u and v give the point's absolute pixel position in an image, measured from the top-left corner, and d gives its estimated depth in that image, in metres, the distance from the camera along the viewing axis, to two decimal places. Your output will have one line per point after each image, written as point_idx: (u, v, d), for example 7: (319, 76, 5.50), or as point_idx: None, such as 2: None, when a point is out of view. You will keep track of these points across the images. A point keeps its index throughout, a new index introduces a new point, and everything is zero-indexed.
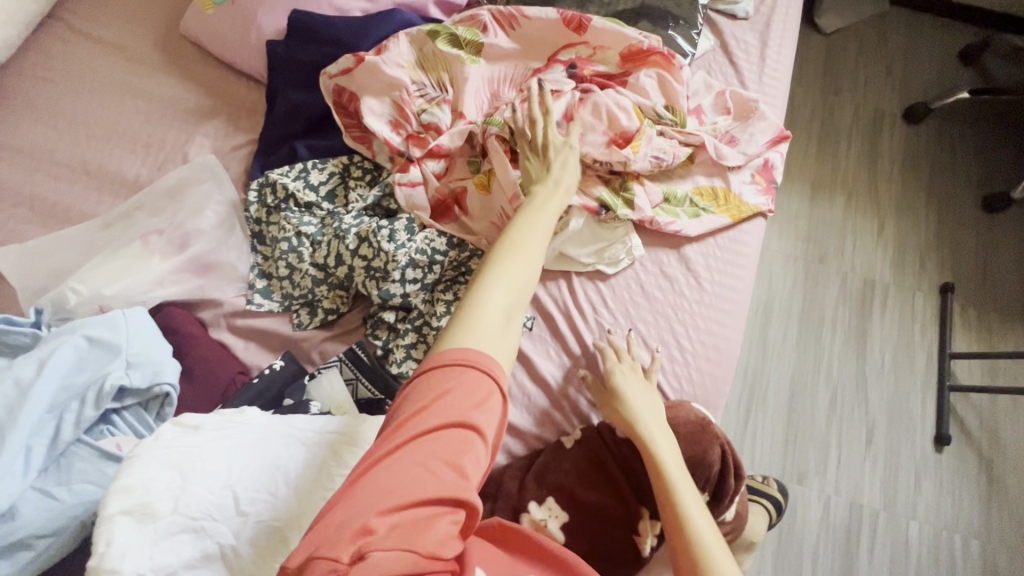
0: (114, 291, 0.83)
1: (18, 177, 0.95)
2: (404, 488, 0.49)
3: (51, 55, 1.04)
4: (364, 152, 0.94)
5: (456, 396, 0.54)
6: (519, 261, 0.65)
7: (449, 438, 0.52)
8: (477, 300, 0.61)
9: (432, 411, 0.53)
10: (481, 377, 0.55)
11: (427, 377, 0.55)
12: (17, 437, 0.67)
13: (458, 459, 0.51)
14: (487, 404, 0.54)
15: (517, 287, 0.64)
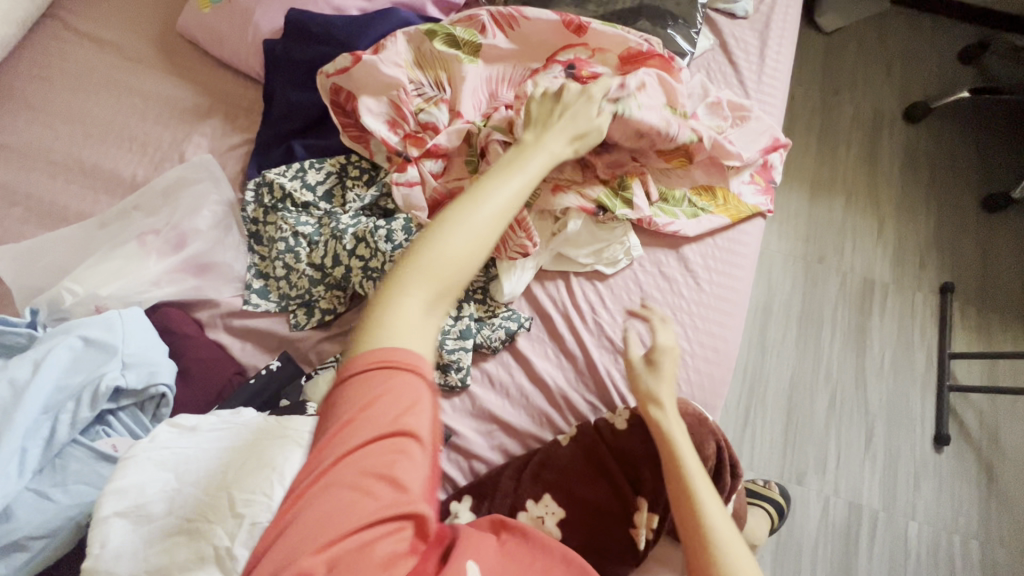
0: (110, 291, 0.83)
1: (14, 176, 0.94)
2: (339, 515, 0.49)
3: (47, 53, 1.04)
4: (361, 152, 0.93)
5: (382, 407, 0.52)
6: (457, 236, 0.58)
7: (381, 451, 0.51)
8: (399, 287, 0.56)
9: (358, 428, 0.51)
10: (410, 381, 0.53)
11: (347, 389, 0.53)
12: (13, 438, 0.67)
13: (392, 473, 0.51)
14: (415, 406, 0.53)
15: (447, 267, 0.57)
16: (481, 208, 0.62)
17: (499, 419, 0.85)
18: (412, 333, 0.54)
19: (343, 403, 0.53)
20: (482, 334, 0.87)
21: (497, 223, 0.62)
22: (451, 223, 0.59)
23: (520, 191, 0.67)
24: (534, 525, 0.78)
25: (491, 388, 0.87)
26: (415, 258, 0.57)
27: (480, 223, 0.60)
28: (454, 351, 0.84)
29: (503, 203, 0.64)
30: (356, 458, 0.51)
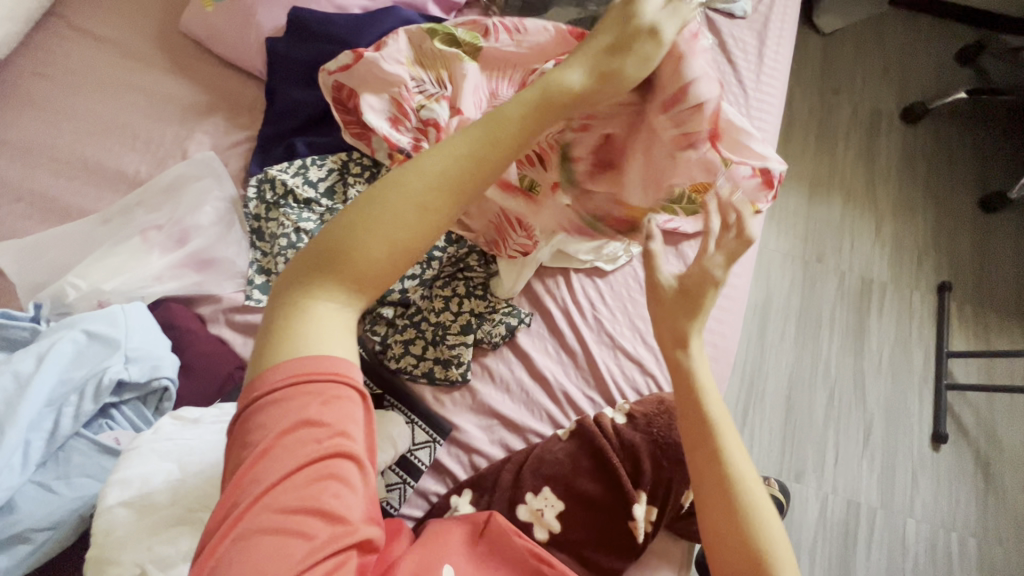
0: (113, 286, 0.84)
1: (17, 172, 0.95)
2: (268, 556, 0.44)
3: (50, 51, 1.05)
4: (363, 149, 0.94)
5: (299, 435, 0.46)
6: (374, 225, 0.48)
7: (305, 483, 0.46)
8: (308, 289, 0.48)
9: (274, 461, 0.45)
10: (330, 401, 0.47)
11: (262, 413, 0.46)
12: (16, 431, 0.67)
13: (323, 503, 0.46)
14: (344, 425, 0.47)
15: (362, 265, 0.48)
16: (410, 187, 0.49)
17: (500, 414, 0.85)
18: (327, 343, 0.48)
19: (252, 432, 0.46)
20: (482, 330, 0.87)
21: (433, 207, 0.49)
22: (370, 207, 0.49)
23: (477, 161, 0.51)
24: (534, 519, 0.78)
25: (491, 382, 0.87)
26: (325, 251, 0.49)
27: (408, 208, 0.49)
28: (455, 347, 0.85)
29: (443, 180, 0.50)
30: (275, 494, 0.45)
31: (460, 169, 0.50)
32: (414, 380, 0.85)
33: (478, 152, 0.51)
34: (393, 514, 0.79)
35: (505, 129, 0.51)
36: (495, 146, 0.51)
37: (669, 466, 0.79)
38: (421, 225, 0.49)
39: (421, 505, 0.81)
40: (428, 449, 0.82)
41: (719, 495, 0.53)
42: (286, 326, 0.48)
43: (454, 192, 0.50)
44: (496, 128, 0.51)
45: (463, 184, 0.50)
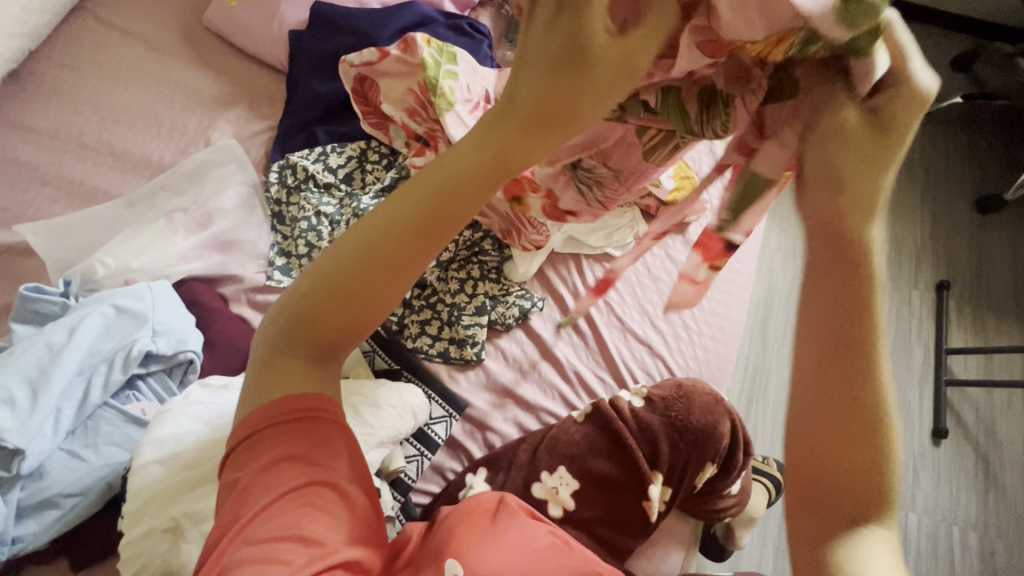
0: (140, 265, 0.87)
1: (45, 157, 0.98)
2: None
3: (79, 44, 1.08)
4: (382, 138, 0.98)
5: (277, 471, 0.46)
6: (322, 308, 0.46)
7: (282, 511, 0.45)
8: (273, 363, 0.48)
9: (252, 493, 0.45)
10: (308, 436, 0.46)
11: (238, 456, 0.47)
12: (50, 398, 0.69)
13: (300, 532, 0.45)
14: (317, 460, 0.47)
15: (324, 340, 0.47)
16: (351, 267, 0.45)
17: (513, 392, 0.87)
18: (297, 398, 0.47)
19: (235, 467, 0.47)
20: (496, 312, 0.90)
21: (381, 281, 0.46)
22: (313, 293, 0.46)
23: (422, 230, 0.45)
24: (549, 496, 0.78)
25: (505, 362, 0.90)
26: (280, 333, 0.47)
27: (354, 287, 0.46)
28: (470, 327, 0.87)
29: (386, 253, 0.45)
30: (252, 522, 0.44)
31: (403, 241, 0.45)
32: (430, 359, 0.88)
33: (422, 221, 0.45)
34: (409, 486, 0.79)
35: (449, 198, 0.44)
36: (439, 212, 0.45)
37: (685, 448, 0.77)
38: (373, 295, 0.46)
39: (436, 481, 0.83)
40: (445, 423, 0.84)
41: (844, 423, 0.40)
42: (255, 399, 0.48)
43: (400, 262, 0.46)
44: (438, 195, 0.44)
45: (409, 255, 0.46)
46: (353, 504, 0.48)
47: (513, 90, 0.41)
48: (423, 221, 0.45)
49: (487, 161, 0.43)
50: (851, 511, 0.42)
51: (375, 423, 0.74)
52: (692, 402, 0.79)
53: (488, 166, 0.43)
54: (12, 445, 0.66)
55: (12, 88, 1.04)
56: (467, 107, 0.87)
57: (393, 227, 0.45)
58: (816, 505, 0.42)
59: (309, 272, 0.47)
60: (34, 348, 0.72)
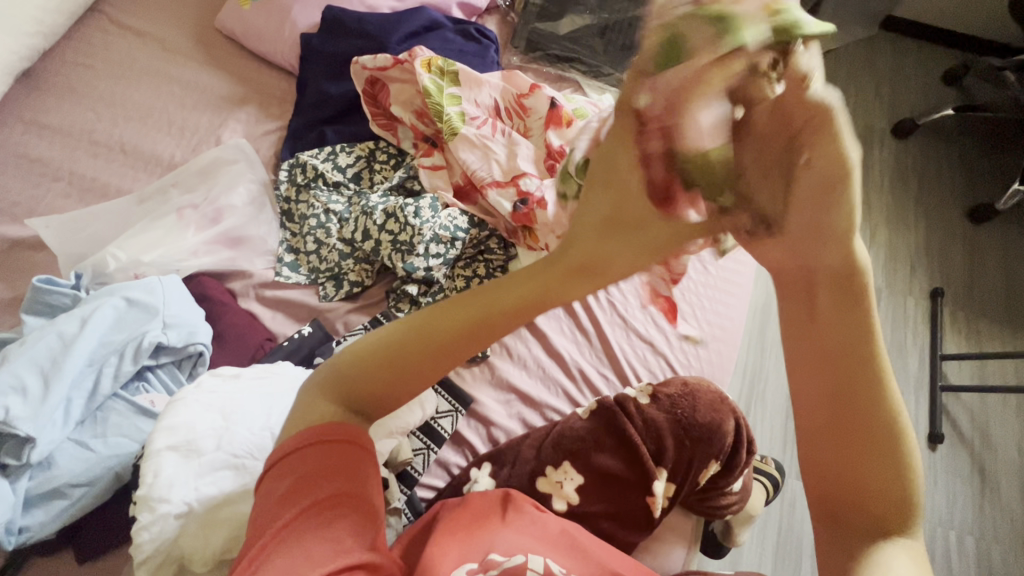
0: (151, 259, 0.88)
1: (57, 153, 0.99)
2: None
3: (93, 44, 1.10)
4: (390, 139, 1.00)
5: (312, 475, 0.47)
6: (370, 373, 0.48)
7: (310, 517, 0.45)
8: (322, 402, 0.49)
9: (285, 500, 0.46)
10: (343, 449, 0.48)
11: (280, 467, 0.48)
12: (61, 387, 0.70)
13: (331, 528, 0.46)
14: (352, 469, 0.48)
15: (369, 397, 0.49)
16: (405, 342, 0.47)
17: (518, 389, 0.88)
18: (340, 427, 0.49)
19: (271, 479, 0.48)
20: None
21: (427, 361, 0.47)
22: (368, 356, 0.48)
23: (472, 330, 0.46)
24: (554, 490, 0.78)
25: (510, 359, 0.91)
26: (333, 385, 0.49)
27: (403, 362, 0.47)
28: None
29: (438, 340, 0.46)
30: (282, 526, 0.45)
31: (454, 334, 0.46)
32: None
33: (474, 321, 0.45)
34: (415, 479, 0.81)
35: (500, 306, 0.44)
36: (489, 320, 0.45)
37: (691, 446, 0.77)
38: (417, 374, 0.48)
39: (441, 475, 0.83)
40: (451, 417, 0.85)
41: (861, 441, 0.43)
42: (300, 418, 0.49)
43: (450, 353, 0.47)
44: (492, 298, 0.45)
45: (458, 349, 0.47)
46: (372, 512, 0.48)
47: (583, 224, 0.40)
48: (476, 321, 0.45)
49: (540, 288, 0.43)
50: (881, 523, 0.43)
51: (384, 414, 0.76)
52: (697, 403, 0.79)
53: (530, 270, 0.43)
54: (24, 433, 0.67)
55: (26, 86, 1.06)
56: (476, 123, 0.92)
57: (447, 324, 0.46)
58: (842, 510, 0.44)
59: (368, 336, 0.49)
60: (46, 338, 0.72)
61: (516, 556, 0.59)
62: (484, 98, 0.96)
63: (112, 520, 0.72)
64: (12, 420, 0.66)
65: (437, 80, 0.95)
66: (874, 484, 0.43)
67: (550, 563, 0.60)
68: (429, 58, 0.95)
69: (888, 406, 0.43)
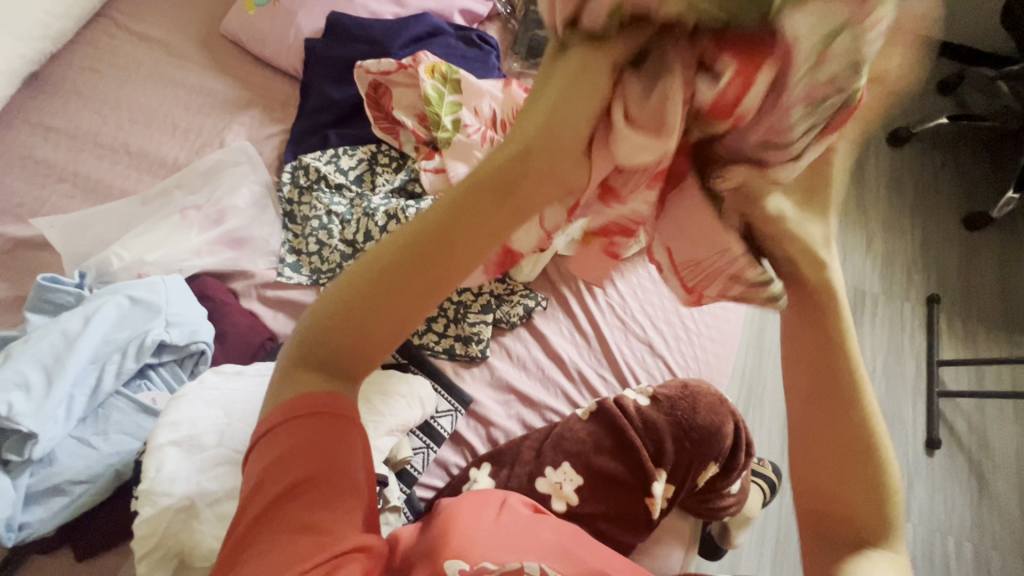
0: (154, 259, 0.89)
1: (62, 155, 1.00)
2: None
3: (99, 47, 1.12)
4: (392, 143, 1.01)
5: (291, 461, 0.41)
6: (325, 338, 0.41)
7: (293, 508, 0.41)
8: (285, 384, 0.42)
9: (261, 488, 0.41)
10: (321, 429, 0.41)
11: (262, 443, 0.42)
12: (63, 384, 0.71)
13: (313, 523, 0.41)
14: (334, 451, 0.42)
15: (332, 366, 0.42)
16: (356, 293, 0.39)
17: (517, 389, 0.89)
18: (311, 403, 0.41)
19: (248, 463, 0.43)
20: (501, 311, 0.92)
21: (387, 307, 0.39)
22: (318, 322, 0.41)
23: (433, 257, 0.39)
24: (553, 491, 0.78)
25: (509, 360, 0.91)
26: (291, 363, 0.42)
27: (360, 320, 0.40)
28: (476, 324, 0.89)
29: (395, 279, 0.39)
30: (266, 515, 0.41)
31: (413, 267, 0.39)
32: (436, 356, 0.90)
33: (436, 247, 0.39)
34: (414, 478, 0.81)
35: (461, 221, 0.38)
36: (451, 242, 0.39)
37: (691, 448, 0.77)
38: (381, 325, 0.40)
39: (440, 475, 0.84)
40: (450, 417, 0.85)
41: (837, 442, 0.43)
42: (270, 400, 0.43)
43: (415, 290, 0.39)
44: (450, 217, 0.39)
45: (415, 271, 0.39)
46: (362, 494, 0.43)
47: (534, 120, 0.38)
48: (433, 246, 0.39)
49: (504, 188, 0.38)
50: (862, 531, 0.43)
51: (384, 411, 0.77)
52: (697, 406, 0.79)
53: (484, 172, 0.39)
54: (27, 429, 0.67)
55: (32, 89, 1.07)
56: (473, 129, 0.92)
57: (406, 240, 0.39)
58: (820, 515, 0.44)
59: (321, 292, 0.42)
60: (50, 334, 0.73)
61: (511, 563, 0.58)
62: (485, 106, 0.96)
63: (112, 516, 0.73)
64: (15, 416, 0.67)
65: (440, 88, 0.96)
66: (851, 491, 0.43)
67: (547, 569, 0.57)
68: (434, 66, 0.97)
69: (862, 408, 0.43)
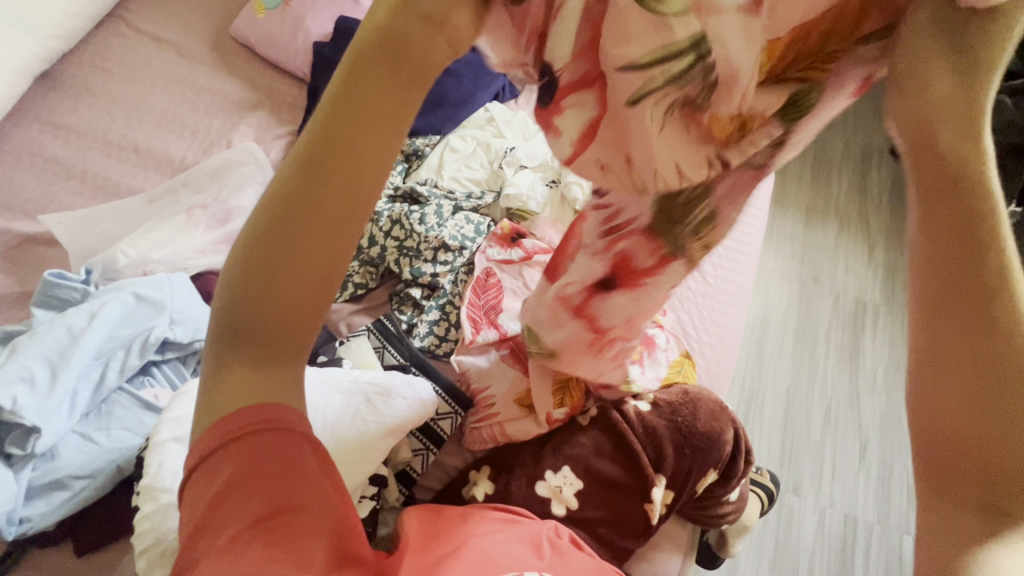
0: (160, 256, 0.91)
1: (75, 153, 1.04)
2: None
3: (111, 50, 1.17)
4: (477, 293, 0.90)
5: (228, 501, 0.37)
6: (245, 330, 0.35)
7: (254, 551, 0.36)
8: (221, 406, 0.37)
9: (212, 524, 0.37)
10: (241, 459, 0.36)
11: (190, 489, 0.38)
12: (67, 378, 0.73)
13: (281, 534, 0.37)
14: (264, 464, 0.37)
15: (276, 321, 0.35)
16: (262, 242, 0.34)
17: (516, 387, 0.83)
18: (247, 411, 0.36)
19: (187, 504, 0.39)
20: None
21: (304, 237, 0.34)
22: (224, 296, 0.36)
23: (325, 144, 0.33)
24: (553, 495, 0.76)
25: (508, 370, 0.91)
26: (219, 321, 0.36)
27: (286, 210, 0.34)
28: None
29: (281, 230, 0.34)
30: (218, 563, 0.36)
31: (324, 155, 0.33)
32: (437, 359, 0.91)
33: (359, 123, 0.33)
34: (414, 479, 0.83)
35: (367, 104, 0.33)
36: (347, 151, 0.33)
37: (691, 455, 0.76)
38: (307, 232, 0.34)
39: (438, 478, 0.85)
40: (451, 420, 0.84)
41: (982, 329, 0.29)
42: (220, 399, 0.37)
43: (324, 179, 0.33)
44: (374, 87, 0.33)
45: (277, 231, 0.34)
46: (326, 523, 0.39)
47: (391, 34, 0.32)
48: (375, 107, 0.33)
49: (389, 65, 0.33)
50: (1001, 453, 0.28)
51: (386, 412, 0.77)
52: (696, 414, 0.77)
53: (360, 106, 0.33)
54: (30, 422, 0.69)
55: (44, 86, 1.12)
56: None
57: (291, 166, 0.34)
58: (949, 457, 0.29)
59: (243, 270, 0.35)
60: (56, 329, 0.75)
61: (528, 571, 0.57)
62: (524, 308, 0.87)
63: (107, 514, 0.73)
64: (19, 409, 0.69)
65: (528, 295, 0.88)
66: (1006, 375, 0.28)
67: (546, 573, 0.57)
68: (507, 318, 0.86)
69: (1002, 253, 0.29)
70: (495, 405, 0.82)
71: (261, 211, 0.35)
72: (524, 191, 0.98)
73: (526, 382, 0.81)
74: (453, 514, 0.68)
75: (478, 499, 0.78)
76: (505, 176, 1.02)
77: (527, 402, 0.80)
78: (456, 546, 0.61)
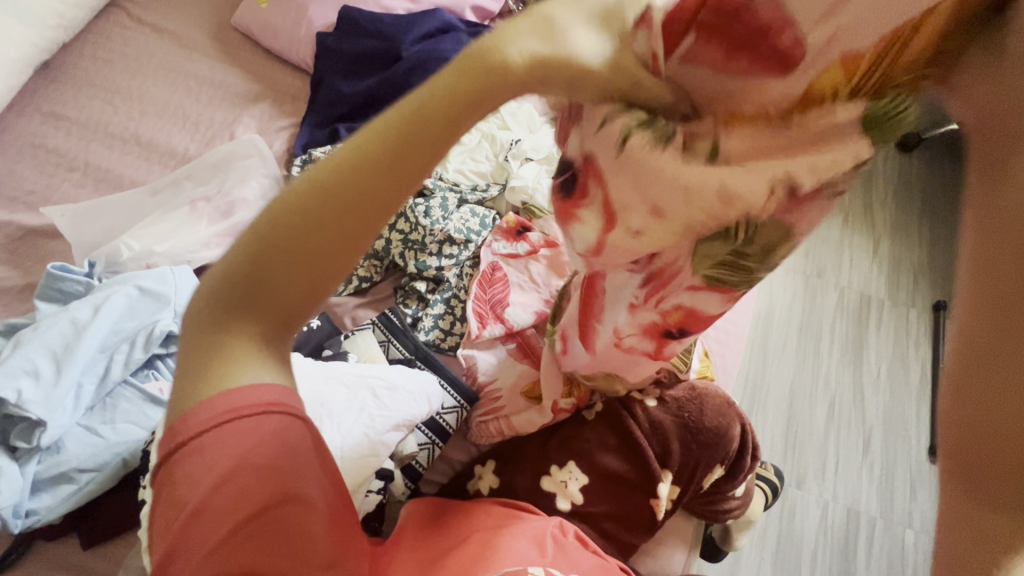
0: (164, 249, 0.90)
1: (76, 145, 1.04)
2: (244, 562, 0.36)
3: (112, 40, 1.16)
4: (483, 289, 0.90)
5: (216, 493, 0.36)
6: (242, 317, 0.33)
7: (252, 537, 0.36)
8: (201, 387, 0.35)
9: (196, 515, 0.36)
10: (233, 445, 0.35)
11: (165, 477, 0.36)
12: (72, 371, 0.72)
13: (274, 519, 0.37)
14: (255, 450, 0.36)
15: (278, 306, 0.33)
16: (289, 224, 0.31)
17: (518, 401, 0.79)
18: (237, 393, 0.35)
19: (163, 492, 0.36)
20: None
21: (337, 235, 0.31)
22: (231, 262, 0.33)
23: (390, 150, 0.30)
24: (558, 490, 0.75)
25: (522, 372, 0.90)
26: (219, 285, 0.33)
27: (329, 203, 0.31)
28: None
29: (319, 223, 0.31)
30: (212, 548, 0.36)
31: (386, 161, 0.30)
32: (442, 352, 0.91)
33: (430, 141, 0.30)
34: (419, 473, 0.83)
35: (445, 121, 0.30)
36: (410, 165, 0.30)
37: (698, 450, 0.75)
38: (342, 235, 0.32)
39: (442, 471, 0.85)
40: (456, 413, 0.84)
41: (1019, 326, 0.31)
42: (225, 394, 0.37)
43: (380, 187, 0.31)
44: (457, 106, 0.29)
45: (310, 221, 0.31)
46: (319, 499, 0.39)
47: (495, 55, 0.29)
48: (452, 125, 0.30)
49: (465, 83, 0.29)
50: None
51: (392, 406, 0.77)
52: (703, 409, 0.76)
53: (439, 122, 0.30)
54: (35, 416, 0.69)
55: (44, 77, 1.11)
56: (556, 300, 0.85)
57: (347, 160, 0.31)
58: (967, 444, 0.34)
59: (263, 247, 0.32)
60: (60, 322, 0.75)
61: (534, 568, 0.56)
62: (531, 301, 0.86)
63: (114, 508, 0.73)
64: (24, 403, 0.69)
65: (534, 288, 0.87)
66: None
67: (551, 570, 0.57)
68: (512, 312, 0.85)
69: None
70: (501, 399, 0.82)
71: (299, 191, 0.31)
72: (529, 183, 0.97)
73: (532, 374, 0.82)
74: (457, 509, 0.67)
75: (483, 493, 0.78)
76: (510, 169, 1.01)
77: (533, 393, 0.80)
78: (458, 542, 0.61)
